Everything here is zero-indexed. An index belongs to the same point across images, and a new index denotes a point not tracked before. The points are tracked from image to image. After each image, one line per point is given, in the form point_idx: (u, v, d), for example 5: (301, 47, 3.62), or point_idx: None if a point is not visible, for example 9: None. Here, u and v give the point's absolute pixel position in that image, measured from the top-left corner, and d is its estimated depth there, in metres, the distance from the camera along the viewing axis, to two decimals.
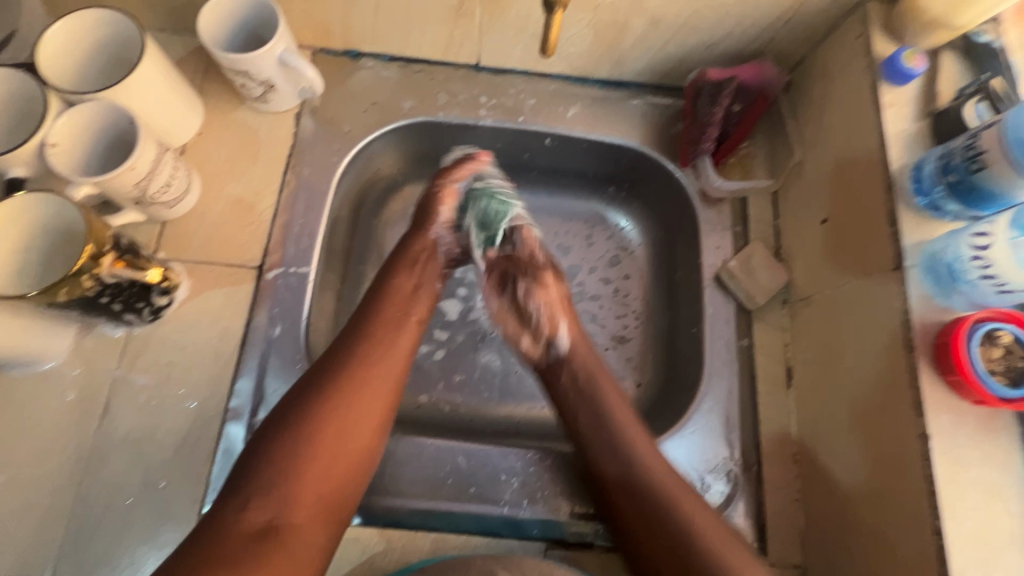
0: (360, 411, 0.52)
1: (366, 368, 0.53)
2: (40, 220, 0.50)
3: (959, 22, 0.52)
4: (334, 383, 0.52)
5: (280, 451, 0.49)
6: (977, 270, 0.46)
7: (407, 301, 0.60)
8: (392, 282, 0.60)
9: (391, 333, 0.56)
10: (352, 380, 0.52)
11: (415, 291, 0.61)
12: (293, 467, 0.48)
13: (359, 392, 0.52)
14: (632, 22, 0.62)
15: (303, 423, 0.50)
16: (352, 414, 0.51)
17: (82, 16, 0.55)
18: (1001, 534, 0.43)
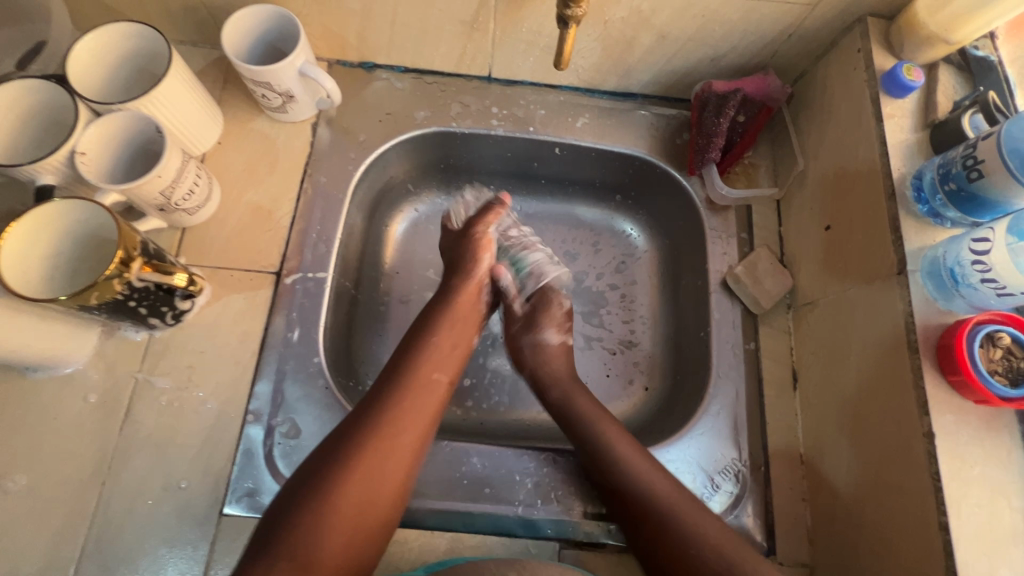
0: (396, 469, 0.51)
1: (406, 425, 0.53)
2: (70, 226, 0.52)
3: (956, 37, 0.54)
4: (373, 436, 0.51)
5: (313, 506, 0.46)
6: (977, 275, 0.47)
7: (445, 356, 0.59)
8: (428, 338, 0.59)
9: (428, 389, 0.56)
10: (390, 436, 0.51)
11: (452, 349, 0.60)
12: (324, 522, 0.46)
13: (397, 449, 0.51)
14: (640, 37, 0.65)
15: (341, 477, 0.48)
16: (389, 472, 0.50)
17: (110, 30, 0.57)
18: (1005, 530, 0.45)
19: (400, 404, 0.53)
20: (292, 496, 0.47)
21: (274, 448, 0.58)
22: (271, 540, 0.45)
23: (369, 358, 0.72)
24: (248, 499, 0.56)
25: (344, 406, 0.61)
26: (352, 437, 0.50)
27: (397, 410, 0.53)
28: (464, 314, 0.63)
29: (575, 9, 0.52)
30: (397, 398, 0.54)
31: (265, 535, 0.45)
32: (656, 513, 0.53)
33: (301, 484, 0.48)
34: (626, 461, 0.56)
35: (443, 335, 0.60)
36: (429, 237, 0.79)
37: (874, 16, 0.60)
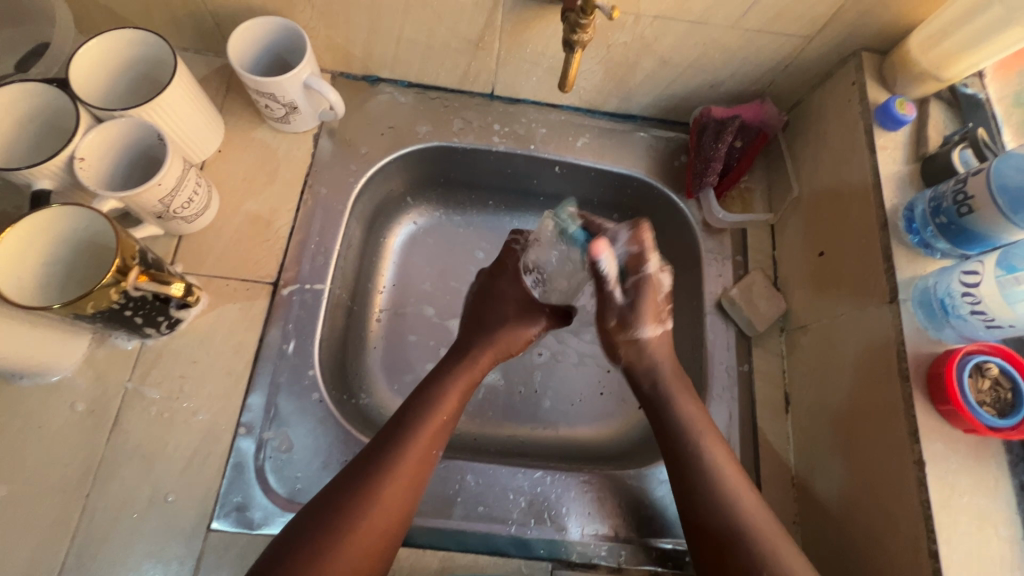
0: (375, 542, 0.49)
1: (394, 497, 0.50)
2: (64, 232, 0.51)
3: (946, 75, 0.56)
4: (359, 506, 0.49)
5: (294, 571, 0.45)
6: (966, 306, 0.48)
7: (442, 428, 0.56)
8: (425, 406, 0.56)
9: (423, 462, 0.53)
10: (377, 507, 0.49)
11: (449, 420, 0.57)
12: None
13: (380, 519, 0.49)
14: (642, 61, 0.66)
15: (323, 543, 0.47)
16: (366, 545, 0.48)
17: (115, 36, 0.57)
18: (993, 557, 0.45)
19: (393, 469, 0.51)
20: (284, 547, 0.47)
21: (266, 461, 0.58)
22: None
23: (363, 371, 0.71)
24: (237, 514, 0.55)
25: (338, 420, 0.60)
26: (340, 502, 0.49)
27: (390, 479, 0.51)
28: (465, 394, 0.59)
29: (581, 34, 0.53)
30: (391, 464, 0.51)
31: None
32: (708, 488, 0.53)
33: (288, 539, 0.47)
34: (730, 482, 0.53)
35: (449, 407, 0.57)
36: (427, 251, 0.79)
37: (868, 50, 0.62)
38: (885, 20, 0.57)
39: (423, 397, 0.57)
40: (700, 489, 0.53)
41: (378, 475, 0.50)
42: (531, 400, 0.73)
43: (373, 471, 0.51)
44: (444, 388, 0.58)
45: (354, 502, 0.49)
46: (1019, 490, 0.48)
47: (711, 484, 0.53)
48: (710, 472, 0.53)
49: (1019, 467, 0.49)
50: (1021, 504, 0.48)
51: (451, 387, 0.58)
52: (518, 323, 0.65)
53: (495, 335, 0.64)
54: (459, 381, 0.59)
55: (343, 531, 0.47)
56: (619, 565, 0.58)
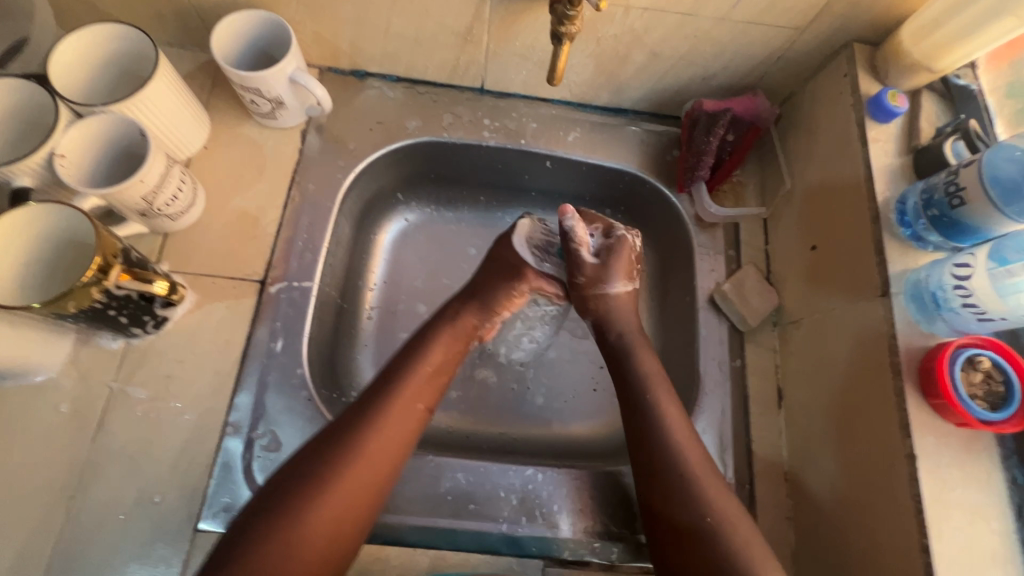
0: (363, 488, 0.49)
1: (382, 445, 0.51)
2: (44, 230, 0.50)
3: (938, 66, 0.56)
4: (348, 453, 0.50)
5: (283, 515, 0.46)
6: (959, 299, 0.48)
7: (429, 383, 0.57)
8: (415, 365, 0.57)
9: (408, 411, 0.54)
10: (365, 453, 0.50)
11: (434, 375, 0.57)
12: (294, 530, 0.46)
13: (375, 462, 0.50)
14: (633, 54, 0.65)
15: (312, 489, 0.47)
16: (354, 491, 0.49)
17: (96, 30, 0.56)
18: (986, 552, 0.45)
19: (379, 419, 0.52)
20: (270, 497, 0.47)
21: (253, 461, 0.57)
22: (233, 558, 0.44)
23: (354, 370, 0.71)
24: (224, 515, 0.54)
25: (327, 419, 0.60)
26: (327, 451, 0.50)
27: (377, 425, 0.52)
28: (454, 352, 0.60)
29: (569, 26, 0.52)
30: (374, 417, 0.52)
31: (230, 543, 0.45)
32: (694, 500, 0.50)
33: (272, 491, 0.48)
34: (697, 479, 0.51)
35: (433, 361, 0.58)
36: (418, 248, 0.79)
37: (860, 41, 0.61)
38: (876, 11, 0.57)
39: (408, 355, 0.58)
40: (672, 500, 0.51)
41: (367, 425, 0.52)
42: (524, 396, 0.73)
43: (355, 422, 0.52)
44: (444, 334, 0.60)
45: (344, 447, 0.50)
46: (1010, 483, 0.47)
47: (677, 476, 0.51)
48: (680, 470, 0.52)
49: (1011, 460, 0.48)
50: (1012, 498, 0.47)
51: (437, 346, 0.59)
52: (512, 281, 0.63)
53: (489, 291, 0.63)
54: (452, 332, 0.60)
55: (334, 476, 0.48)
56: (611, 563, 0.57)
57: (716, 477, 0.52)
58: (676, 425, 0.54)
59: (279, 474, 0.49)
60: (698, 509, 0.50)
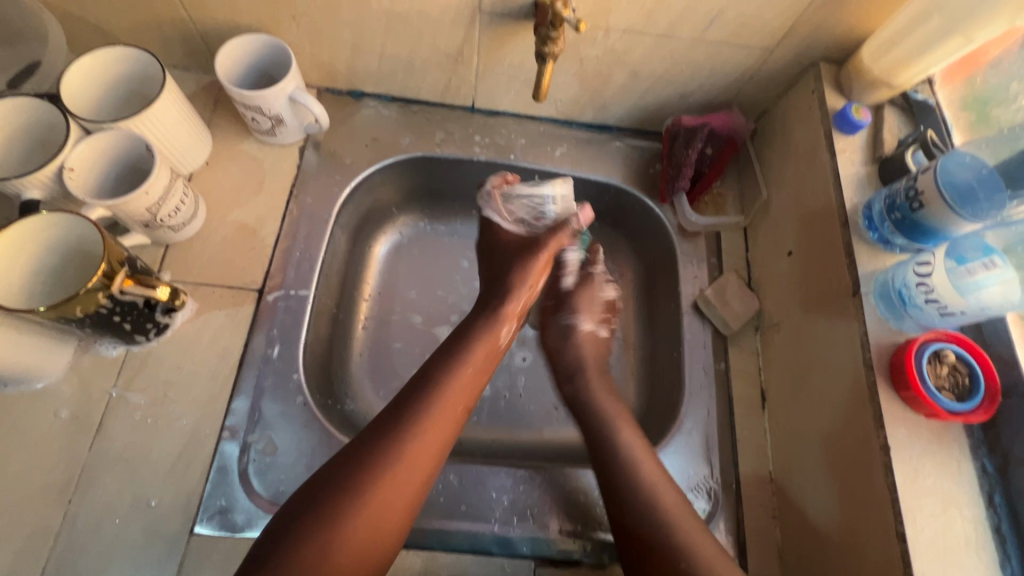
0: (401, 498, 0.51)
1: (425, 448, 0.53)
2: (52, 239, 0.52)
3: (897, 82, 0.60)
4: (391, 460, 0.51)
5: (329, 516, 0.48)
6: (922, 295, 0.50)
7: (470, 382, 0.59)
8: (459, 364, 0.59)
9: (451, 411, 0.56)
10: (409, 461, 0.52)
11: (474, 374, 0.59)
12: (335, 533, 0.47)
13: (418, 466, 0.52)
14: (614, 73, 0.69)
15: (355, 494, 0.49)
16: (394, 495, 0.50)
17: (107, 52, 0.59)
18: (959, 538, 0.47)
19: (425, 423, 0.54)
20: (315, 499, 0.49)
21: (249, 464, 0.58)
22: (274, 556, 0.45)
23: (349, 378, 0.72)
24: (219, 518, 0.55)
25: (321, 423, 0.61)
26: (372, 456, 0.51)
27: (422, 427, 0.53)
28: (493, 351, 0.62)
29: (552, 46, 0.56)
30: (412, 428, 0.53)
31: (274, 540, 0.47)
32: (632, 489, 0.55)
33: (315, 493, 0.49)
34: (653, 486, 0.55)
35: (475, 363, 0.59)
36: (412, 260, 0.81)
37: (826, 60, 0.66)
38: (838, 32, 0.61)
39: (449, 355, 0.59)
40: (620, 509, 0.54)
41: (408, 429, 0.53)
42: (515, 403, 0.74)
43: (401, 425, 0.53)
44: (482, 332, 0.62)
45: (401, 434, 0.52)
46: (980, 472, 0.49)
47: (643, 495, 0.54)
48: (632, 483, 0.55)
49: (980, 450, 0.50)
50: (982, 486, 0.49)
51: (477, 348, 0.60)
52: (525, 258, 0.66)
53: (511, 280, 0.65)
54: (490, 332, 0.62)
55: (372, 485, 0.50)
56: (602, 562, 0.58)
57: (691, 515, 0.53)
58: (632, 438, 0.59)
59: (325, 473, 0.51)
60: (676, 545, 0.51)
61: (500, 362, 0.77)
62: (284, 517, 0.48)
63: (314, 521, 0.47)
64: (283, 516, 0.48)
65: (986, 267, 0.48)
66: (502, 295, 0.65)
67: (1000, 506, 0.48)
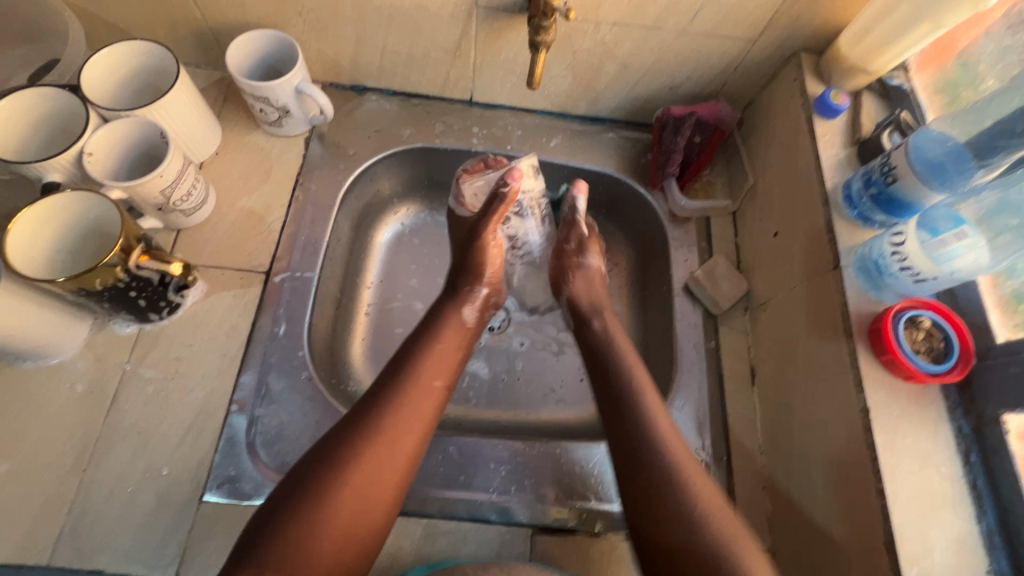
0: (382, 473, 0.52)
1: (403, 424, 0.55)
2: (73, 218, 0.55)
3: (873, 67, 0.63)
4: (369, 437, 0.53)
5: (314, 499, 0.49)
6: (896, 264, 0.53)
7: (443, 362, 0.61)
8: (432, 346, 0.61)
9: (428, 391, 0.58)
10: (387, 436, 0.53)
11: (447, 354, 0.62)
12: (319, 509, 0.49)
13: (398, 441, 0.54)
14: (605, 66, 0.72)
15: (335, 474, 0.50)
16: (372, 471, 0.52)
17: (125, 47, 0.63)
18: (936, 494, 0.49)
19: (401, 401, 0.56)
20: (301, 482, 0.50)
21: (256, 437, 0.60)
22: (260, 540, 0.47)
23: (352, 359, 0.75)
24: (228, 486, 0.57)
25: (325, 398, 0.63)
26: (352, 434, 0.53)
27: (401, 407, 0.55)
28: (462, 329, 0.65)
29: (544, 35, 0.59)
30: (389, 405, 0.55)
31: (262, 529, 0.47)
32: (658, 466, 0.53)
33: (299, 475, 0.50)
34: (693, 483, 0.52)
35: (447, 342, 0.62)
36: (412, 249, 0.84)
37: (806, 51, 0.69)
38: (816, 22, 0.64)
39: (422, 338, 0.62)
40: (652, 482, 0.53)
41: (383, 406, 0.55)
42: (513, 384, 0.77)
43: (377, 407, 0.55)
44: (447, 316, 0.65)
45: (380, 410, 0.55)
46: (957, 433, 0.51)
47: (672, 484, 0.52)
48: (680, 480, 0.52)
49: (956, 412, 0.52)
50: (959, 446, 0.51)
51: (444, 327, 0.64)
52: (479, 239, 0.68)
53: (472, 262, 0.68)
54: (454, 315, 0.65)
55: (351, 463, 0.51)
56: (596, 532, 0.60)
57: (715, 490, 0.53)
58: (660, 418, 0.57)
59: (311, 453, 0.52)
60: (699, 533, 0.49)
61: (499, 345, 0.79)
62: (274, 498, 0.49)
63: (296, 502, 0.48)
64: (274, 498, 0.49)
65: (957, 237, 0.50)
66: (468, 281, 0.68)
67: (976, 464, 0.50)
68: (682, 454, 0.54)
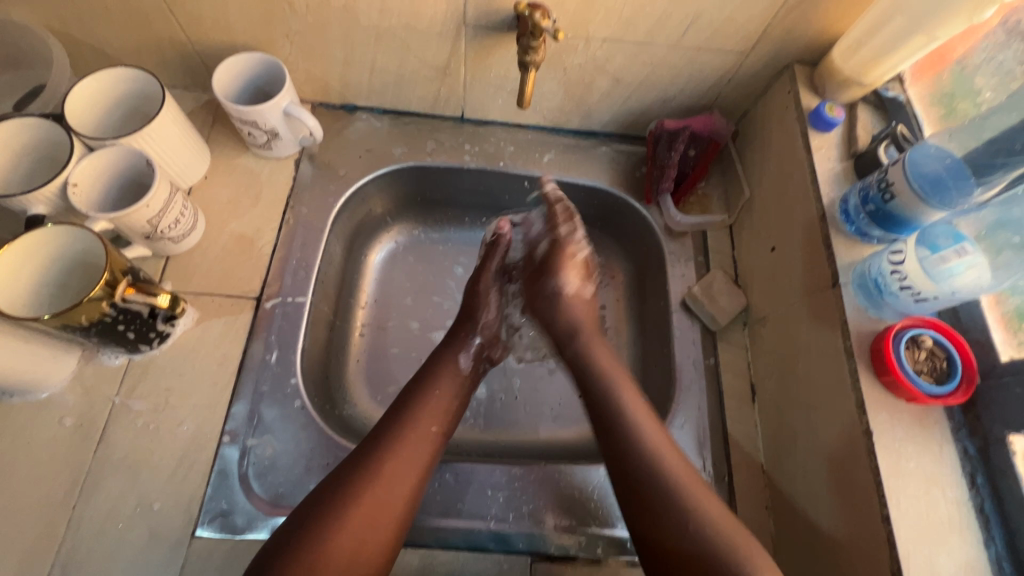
0: (381, 523, 0.51)
1: (401, 472, 0.54)
2: (58, 251, 0.54)
3: (868, 79, 0.62)
4: (370, 483, 0.52)
5: (311, 549, 0.48)
6: (896, 283, 0.52)
7: (441, 408, 0.60)
8: (429, 392, 0.61)
9: (425, 439, 0.57)
10: (385, 484, 0.52)
11: (446, 401, 0.61)
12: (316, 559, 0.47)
13: (397, 488, 0.53)
14: (597, 81, 0.72)
15: (332, 521, 0.49)
16: (373, 518, 0.51)
17: (109, 73, 0.62)
18: (943, 519, 0.48)
19: (403, 446, 0.55)
20: (290, 542, 0.48)
21: (249, 468, 0.59)
22: None
23: (346, 383, 0.74)
24: (221, 520, 0.56)
25: (319, 426, 0.63)
26: (351, 479, 0.52)
27: (400, 454, 0.55)
28: (460, 379, 0.64)
29: (534, 55, 0.59)
30: (391, 450, 0.54)
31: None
32: (652, 468, 0.53)
33: (288, 532, 0.49)
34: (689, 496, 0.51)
35: (444, 389, 0.62)
36: (407, 267, 0.83)
37: (799, 62, 0.68)
38: (808, 35, 0.64)
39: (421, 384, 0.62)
40: (641, 481, 0.53)
41: (384, 449, 0.54)
42: (510, 404, 0.76)
43: (369, 460, 0.54)
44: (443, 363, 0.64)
45: (380, 456, 0.54)
46: (962, 455, 0.50)
47: (672, 490, 0.52)
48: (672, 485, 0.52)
49: (961, 433, 0.51)
50: (964, 468, 0.50)
51: (440, 378, 0.63)
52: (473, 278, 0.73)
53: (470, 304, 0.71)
54: (450, 367, 0.64)
55: (349, 512, 0.50)
56: (597, 557, 0.59)
57: (705, 488, 0.53)
58: (640, 417, 0.57)
59: (311, 500, 0.51)
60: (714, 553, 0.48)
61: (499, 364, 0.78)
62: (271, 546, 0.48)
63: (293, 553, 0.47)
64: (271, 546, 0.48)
65: (958, 254, 0.49)
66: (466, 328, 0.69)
67: (982, 487, 0.49)
68: (674, 461, 0.54)
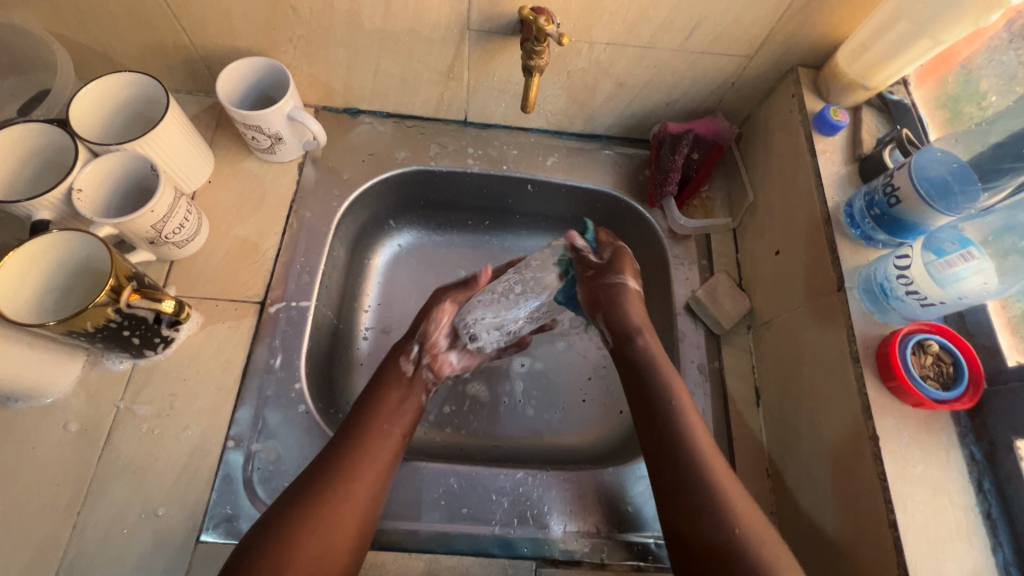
0: (338, 526, 0.50)
1: (355, 473, 0.53)
2: (62, 257, 0.54)
3: (873, 83, 0.62)
4: (322, 487, 0.51)
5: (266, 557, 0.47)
6: (902, 287, 0.52)
7: (390, 409, 0.60)
8: (378, 391, 0.61)
9: (380, 438, 0.57)
10: (337, 486, 0.52)
11: (399, 403, 0.61)
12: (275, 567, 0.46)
13: (350, 489, 0.52)
14: (600, 85, 0.72)
15: (289, 529, 0.48)
16: (328, 521, 0.50)
17: (114, 78, 0.62)
18: (950, 525, 0.47)
19: (357, 448, 0.55)
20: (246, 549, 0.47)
21: (253, 473, 0.59)
22: None
23: (349, 387, 0.74)
24: (225, 525, 0.56)
25: (323, 430, 0.63)
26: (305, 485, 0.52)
27: (353, 455, 0.54)
28: (404, 385, 0.63)
29: (538, 59, 0.59)
30: (343, 454, 0.54)
31: None
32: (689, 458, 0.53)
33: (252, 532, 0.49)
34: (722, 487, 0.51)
35: (395, 390, 0.61)
36: (410, 270, 0.83)
37: (804, 66, 0.68)
38: (812, 39, 0.64)
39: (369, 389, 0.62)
40: (679, 479, 0.52)
41: (338, 454, 0.54)
42: (514, 408, 0.76)
43: (319, 466, 0.53)
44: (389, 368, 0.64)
45: (332, 461, 0.53)
46: (969, 460, 0.50)
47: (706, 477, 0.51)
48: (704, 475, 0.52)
49: (967, 438, 0.51)
50: (971, 473, 0.50)
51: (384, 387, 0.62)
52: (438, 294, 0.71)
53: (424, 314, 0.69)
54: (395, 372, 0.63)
55: (304, 517, 0.49)
56: (602, 561, 0.59)
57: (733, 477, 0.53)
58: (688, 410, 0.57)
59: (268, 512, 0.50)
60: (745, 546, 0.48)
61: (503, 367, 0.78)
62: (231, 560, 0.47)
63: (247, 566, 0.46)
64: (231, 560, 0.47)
65: (963, 258, 0.48)
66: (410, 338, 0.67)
67: (989, 492, 0.49)
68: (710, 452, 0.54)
